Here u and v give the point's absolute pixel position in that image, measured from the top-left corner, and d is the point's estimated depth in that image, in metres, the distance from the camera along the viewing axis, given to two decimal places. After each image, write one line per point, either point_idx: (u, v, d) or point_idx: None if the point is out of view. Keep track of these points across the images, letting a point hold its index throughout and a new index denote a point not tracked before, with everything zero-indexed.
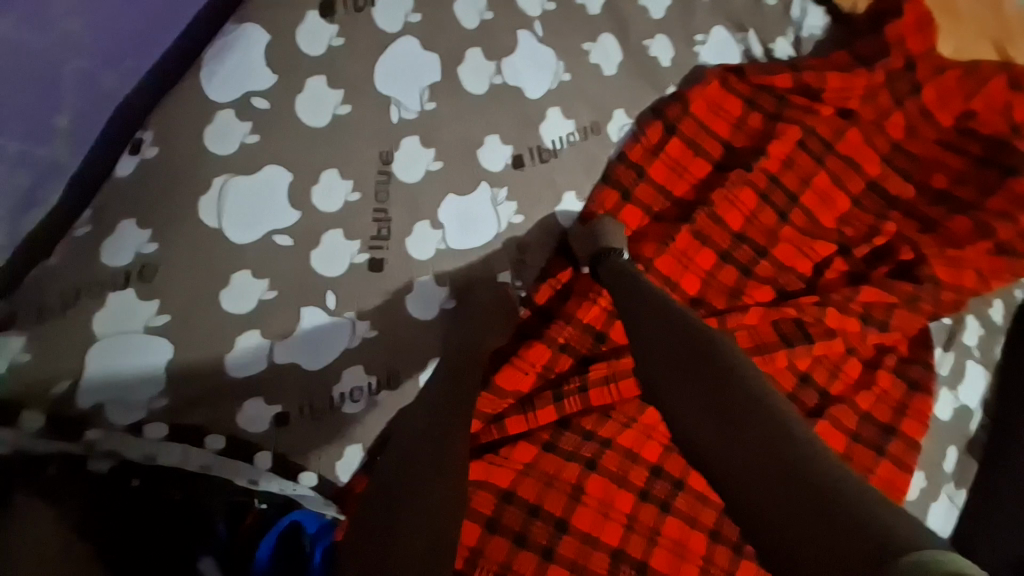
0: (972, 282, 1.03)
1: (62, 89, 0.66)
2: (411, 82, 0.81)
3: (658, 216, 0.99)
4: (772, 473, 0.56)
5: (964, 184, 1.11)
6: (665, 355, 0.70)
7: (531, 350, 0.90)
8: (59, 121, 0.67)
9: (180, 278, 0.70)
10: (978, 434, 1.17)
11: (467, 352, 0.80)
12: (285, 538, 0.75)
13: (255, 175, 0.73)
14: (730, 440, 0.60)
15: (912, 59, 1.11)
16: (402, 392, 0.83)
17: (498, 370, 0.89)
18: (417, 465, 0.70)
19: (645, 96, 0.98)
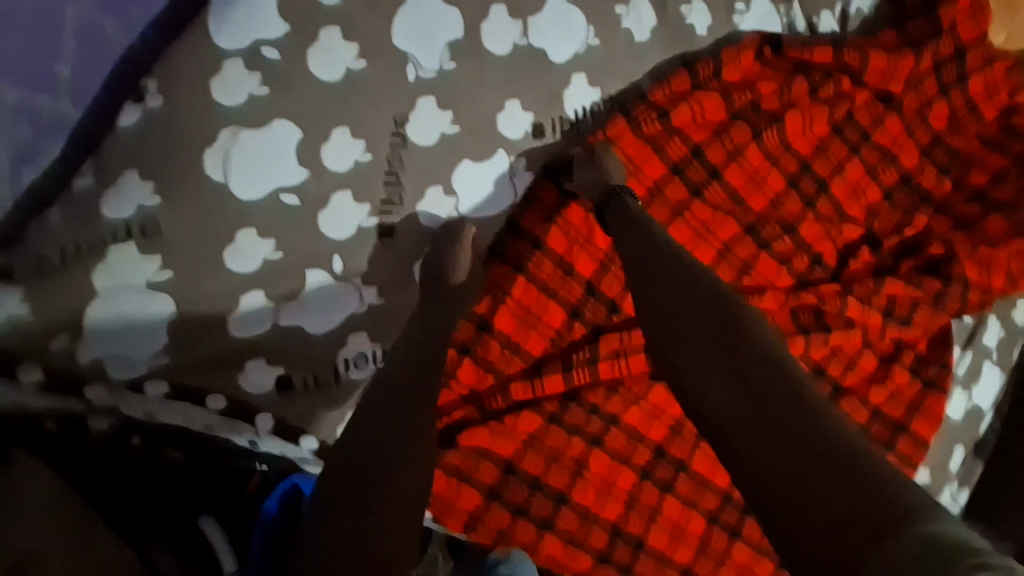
0: (1002, 285, 0.99)
1: (63, 37, 0.61)
2: (430, 39, 0.76)
3: (679, 169, 0.91)
4: (791, 445, 0.52)
5: (1002, 184, 1.05)
6: (678, 322, 0.64)
7: (546, 311, 0.87)
8: (60, 70, 0.62)
9: (182, 235, 0.67)
10: (986, 436, 1.17)
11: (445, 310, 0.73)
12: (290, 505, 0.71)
13: (263, 129, 0.69)
14: (747, 407, 0.56)
15: (964, 46, 1.03)
16: None
17: (499, 318, 0.85)
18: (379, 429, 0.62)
19: (673, 46, 0.90)
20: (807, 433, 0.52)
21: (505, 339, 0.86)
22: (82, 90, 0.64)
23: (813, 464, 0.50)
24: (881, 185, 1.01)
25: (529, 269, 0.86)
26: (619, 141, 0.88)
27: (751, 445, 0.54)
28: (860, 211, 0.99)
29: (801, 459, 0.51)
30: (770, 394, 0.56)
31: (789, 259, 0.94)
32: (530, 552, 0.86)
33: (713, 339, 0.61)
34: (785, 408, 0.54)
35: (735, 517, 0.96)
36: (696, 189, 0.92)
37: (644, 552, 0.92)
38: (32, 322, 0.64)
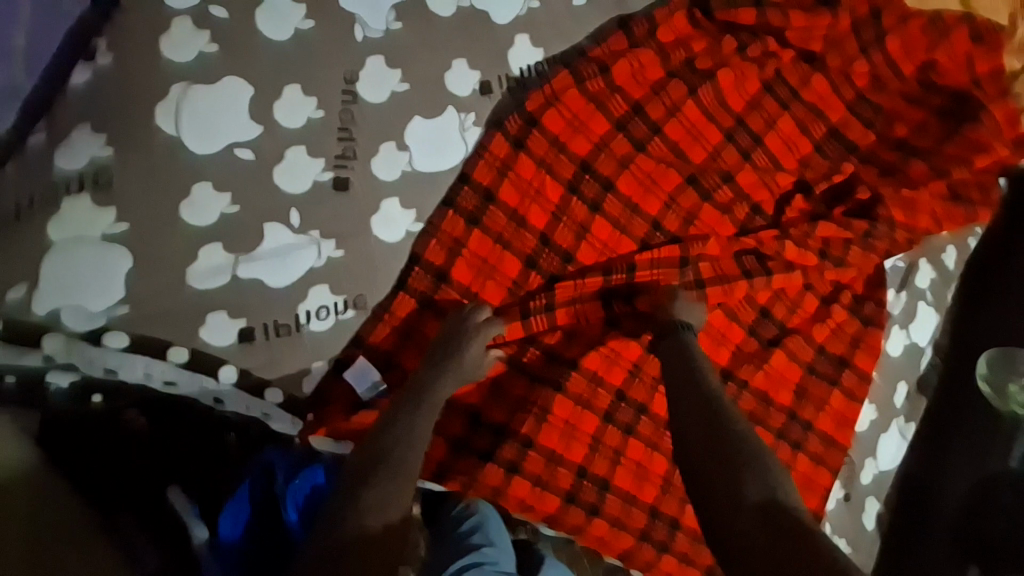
0: (926, 224, 1.08)
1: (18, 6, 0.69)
2: (376, 1, 0.80)
3: (622, 126, 0.96)
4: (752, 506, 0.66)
5: (923, 134, 1.13)
6: (706, 451, 0.73)
7: (504, 262, 0.91)
8: (15, 38, 0.68)
9: (136, 187, 0.69)
10: (928, 373, 1.26)
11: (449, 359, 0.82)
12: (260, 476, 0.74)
13: (214, 85, 0.72)
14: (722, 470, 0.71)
15: (877, 9, 1.12)
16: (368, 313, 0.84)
17: (454, 267, 0.88)
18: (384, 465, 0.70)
19: (609, 9, 0.95)
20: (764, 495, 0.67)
21: (463, 289, 0.89)
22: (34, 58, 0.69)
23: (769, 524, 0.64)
24: (811, 138, 1.08)
25: (490, 226, 0.90)
26: (564, 96, 0.93)
27: (722, 501, 0.68)
28: (793, 163, 1.07)
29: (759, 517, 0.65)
30: (787, 525, 0.64)
31: (731, 209, 1.02)
32: (499, 494, 0.90)
33: (728, 467, 0.70)
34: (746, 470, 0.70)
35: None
36: (640, 144, 0.97)
37: (610, 491, 0.97)
38: None
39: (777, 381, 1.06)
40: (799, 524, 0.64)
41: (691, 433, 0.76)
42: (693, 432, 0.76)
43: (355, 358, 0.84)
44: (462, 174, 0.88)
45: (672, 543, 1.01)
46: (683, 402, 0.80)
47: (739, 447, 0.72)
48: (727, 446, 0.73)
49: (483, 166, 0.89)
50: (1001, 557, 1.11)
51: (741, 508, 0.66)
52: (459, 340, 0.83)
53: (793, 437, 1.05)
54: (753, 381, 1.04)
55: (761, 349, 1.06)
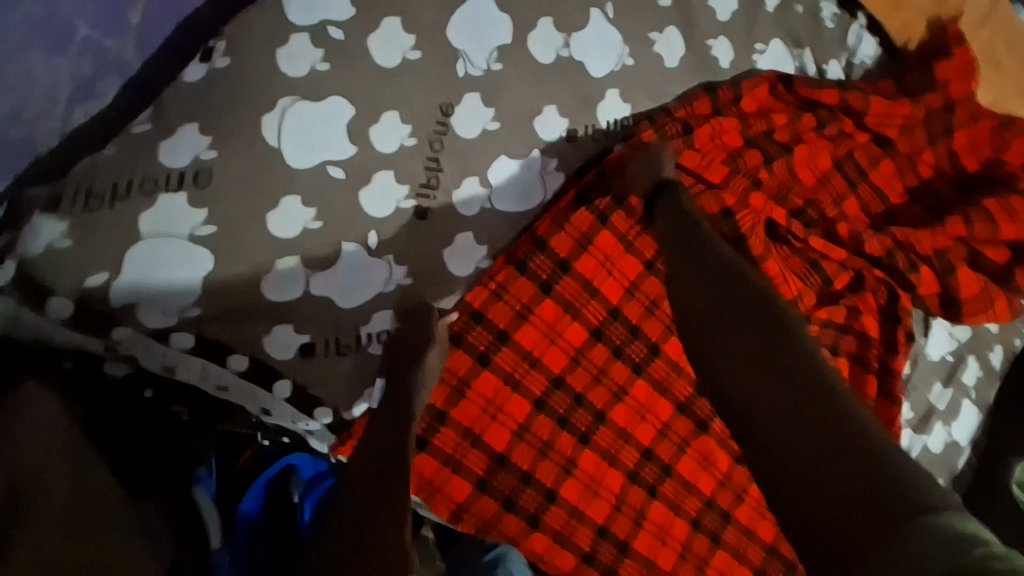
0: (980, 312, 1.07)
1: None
2: (481, 41, 0.81)
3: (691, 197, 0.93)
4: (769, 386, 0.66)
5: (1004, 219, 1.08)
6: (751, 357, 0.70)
7: (543, 307, 0.88)
8: (130, 16, 0.66)
9: (231, 193, 0.70)
10: (965, 472, 1.25)
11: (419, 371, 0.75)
12: (279, 481, 0.86)
13: (321, 102, 0.73)
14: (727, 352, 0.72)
15: (952, 102, 1.12)
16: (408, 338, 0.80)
17: (488, 306, 0.86)
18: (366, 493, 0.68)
19: (698, 73, 0.97)
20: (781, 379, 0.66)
21: (499, 332, 0.86)
22: (148, 37, 0.68)
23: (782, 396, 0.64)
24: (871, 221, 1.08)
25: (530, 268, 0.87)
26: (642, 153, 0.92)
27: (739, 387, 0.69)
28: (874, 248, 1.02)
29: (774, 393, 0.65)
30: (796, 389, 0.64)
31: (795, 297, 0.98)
32: (515, 542, 0.89)
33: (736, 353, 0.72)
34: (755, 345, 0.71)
35: (714, 523, 1.00)
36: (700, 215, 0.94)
37: (627, 555, 0.94)
38: (67, 254, 0.65)
39: None
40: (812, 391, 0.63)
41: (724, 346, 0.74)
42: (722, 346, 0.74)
43: (375, 379, 0.81)
44: (533, 211, 0.89)
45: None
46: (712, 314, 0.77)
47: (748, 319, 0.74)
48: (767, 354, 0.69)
49: (549, 219, 0.90)
50: None
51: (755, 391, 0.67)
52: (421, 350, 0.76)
53: None
54: None
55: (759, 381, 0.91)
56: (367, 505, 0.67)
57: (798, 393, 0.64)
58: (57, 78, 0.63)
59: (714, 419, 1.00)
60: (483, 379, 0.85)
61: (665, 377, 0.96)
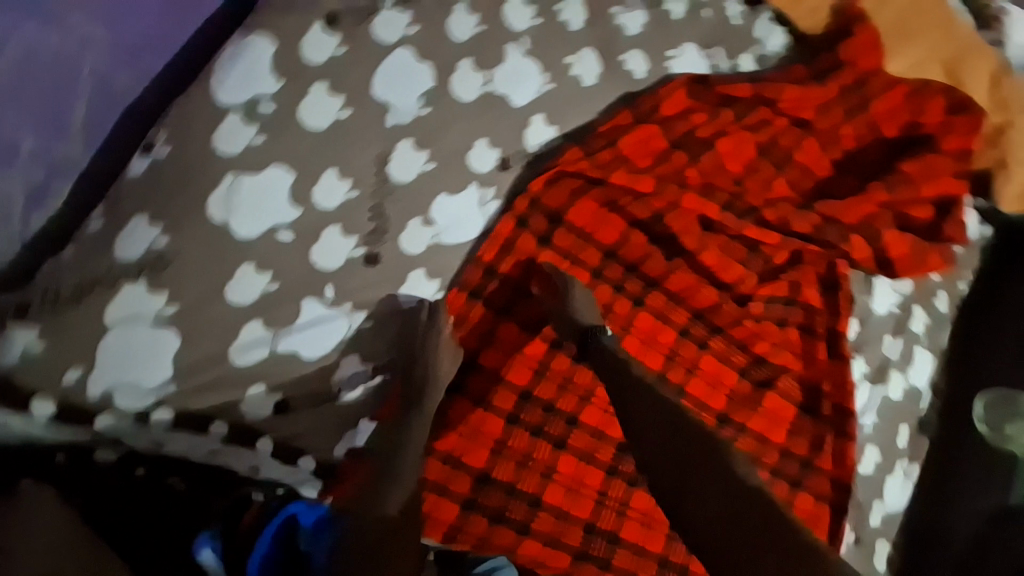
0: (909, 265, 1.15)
1: (78, 89, 0.70)
2: (406, 90, 0.87)
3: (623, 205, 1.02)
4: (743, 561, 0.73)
5: (922, 179, 1.17)
6: (715, 510, 0.75)
7: (505, 331, 0.97)
8: (75, 114, 0.71)
9: (189, 271, 0.75)
10: (929, 413, 1.34)
11: (420, 381, 0.83)
12: (283, 538, 0.74)
13: (261, 173, 0.78)
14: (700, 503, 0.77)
15: (863, 75, 1.19)
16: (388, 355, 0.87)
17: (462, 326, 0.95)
18: (374, 497, 0.73)
19: (618, 86, 1.03)
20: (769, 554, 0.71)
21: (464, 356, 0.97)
22: (95, 132, 0.73)
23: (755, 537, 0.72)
24: (801, 199, 1.16)
25: (485, 296, 0.96)
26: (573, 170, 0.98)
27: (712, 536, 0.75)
28: (805, 227, 1.11)
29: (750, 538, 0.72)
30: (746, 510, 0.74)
31: (736, 281, 1.09)
32: (511, 551, 0.93)
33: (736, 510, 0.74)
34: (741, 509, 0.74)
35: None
36: (635, 222, 1.04)
37: (619, 546, 0.99)
38: (50, 355, 0.71)
39: (709, 385, 1.06)
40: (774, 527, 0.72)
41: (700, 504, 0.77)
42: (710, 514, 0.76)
43: (359, 421, 0.85)
44: (475, 237, 0.95)
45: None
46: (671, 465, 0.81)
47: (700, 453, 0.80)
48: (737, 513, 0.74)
49: (490, 245, 0.96)
50: None
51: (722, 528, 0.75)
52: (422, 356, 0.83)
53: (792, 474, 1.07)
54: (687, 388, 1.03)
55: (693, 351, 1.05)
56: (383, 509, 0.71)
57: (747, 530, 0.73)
58: (10, 192, 0.69)
59: None
60: (458, 408, 0.94)
61: None
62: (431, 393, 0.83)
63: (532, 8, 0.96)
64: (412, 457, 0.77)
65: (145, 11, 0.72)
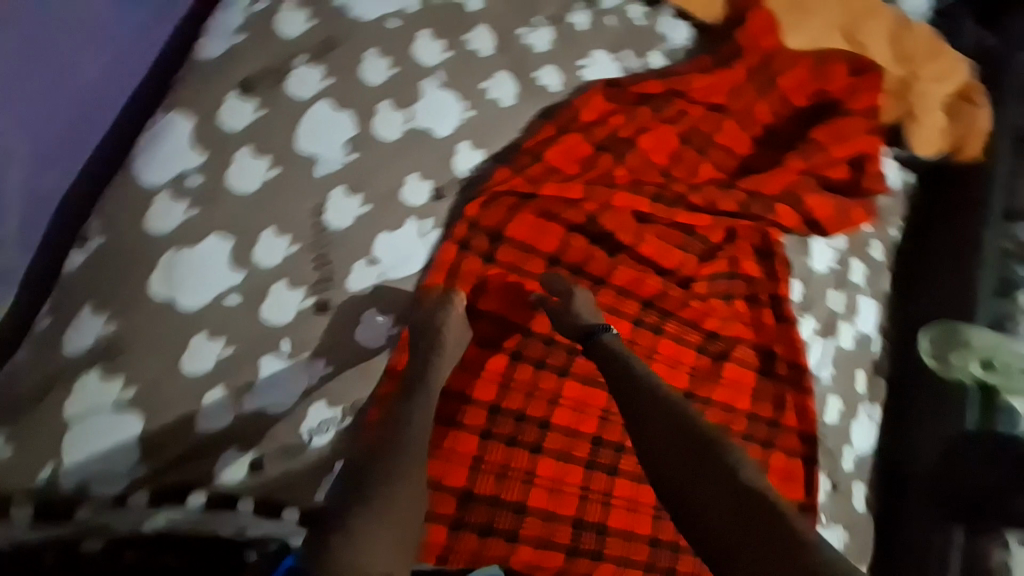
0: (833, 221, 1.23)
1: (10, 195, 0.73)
2: (330, 140, 0.90)
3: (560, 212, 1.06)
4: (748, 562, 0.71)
5: (833, 143, 1.25)
6: (720, 512, 0.75)
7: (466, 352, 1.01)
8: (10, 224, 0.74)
9: (143, 351, 0.77)
10: (880, 356, 1.42)
11: (423, 360, 0.88)
12: None
13: (198, 244, 0.80)
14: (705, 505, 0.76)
15: (766, 54, 1.26)
16: (365, 376, 0.90)
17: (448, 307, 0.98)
18: (389, 451, 0.76)
19: (535, 102, 1.07)
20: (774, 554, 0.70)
21: None
22: (29, 236, 0.76)
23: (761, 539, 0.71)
24: (728, 178, 1.22)
25: None
26: (504, 189, 1.02)
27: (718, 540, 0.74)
28: (731, 204, 1.17)
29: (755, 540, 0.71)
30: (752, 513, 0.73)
31: (678, 266, 1.15)
32: (505, 560, 0.97)
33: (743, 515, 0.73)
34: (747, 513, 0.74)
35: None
36: (574, 227, 1.09)
37: (608, 534, 1.04)
38: (17, 460, 0.72)
39: (670, 367, 1.12)
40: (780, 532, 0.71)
41: (713, 508, 0.75)
42: (722, 518, 0.74)
43: (333, 465, 0.87)
44: (417, 264, 0.97)
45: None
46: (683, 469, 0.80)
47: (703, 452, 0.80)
48: (748, 517, 0.73)
49: (435, 272, 0.97)
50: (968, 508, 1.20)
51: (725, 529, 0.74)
52: (433, 327, 0.90)
53: (761, 435, 1.18)
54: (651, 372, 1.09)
55: (650, 338, 1.10)
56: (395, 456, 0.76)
57: (753, 534, 0.72)
58: None
59: None
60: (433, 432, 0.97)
61: (590, 371, 1.08)
62: (439, 360, 0.88)
63: (441, 42, 1.00)
64: (419, 437, 0.79)
65: (60, 113, 0.77)
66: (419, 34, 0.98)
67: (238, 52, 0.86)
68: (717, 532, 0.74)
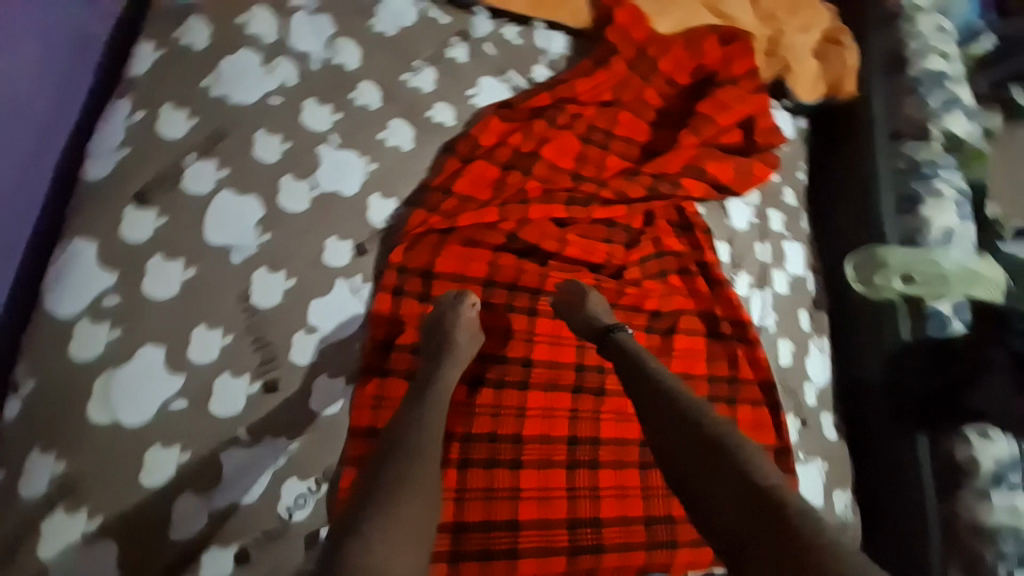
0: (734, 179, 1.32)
1: None
2: (239, 227, 0.92)
3: (483, 237, 1.11)
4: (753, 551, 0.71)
5: (721, 111, 1.33)
6: (726, 501, 0.75)
7: None
8: None
9: (100, 479, 0.78)
10: (819, 294, 1.49)
11: (431, 370, 0.91)
12: None
13: (130, 361, 0.82)
14: (712, 495, 0.77)
15: (640, 44, 1.34)
16: (335, 428, 0.91)
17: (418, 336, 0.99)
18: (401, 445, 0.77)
19: (432, 140, 1.12)
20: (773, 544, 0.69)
21: None
22: None
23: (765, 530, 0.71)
24: (635, 166, 1.28)
25: (393, 370, 0.97)
26: (424, 230, 1.05)
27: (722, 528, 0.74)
28: (639, 190, 1.24)
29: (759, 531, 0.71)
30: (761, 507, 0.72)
31: (607, 259, 1.20)
32: None
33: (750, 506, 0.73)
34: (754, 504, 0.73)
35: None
36: (500, 246, 1.13)
37: (604, 526, 1.07)
38: None
39: None
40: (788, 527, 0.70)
41: (724, 502, 0.75)
42: (732, 510, 0.74)
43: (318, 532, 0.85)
44: (358, 319, 0.98)
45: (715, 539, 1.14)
46: (697, 463, 0.80)
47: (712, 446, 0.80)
48: (759, 511, 0.72)
49: (377, 322, 0.98)
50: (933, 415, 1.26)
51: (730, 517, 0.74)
52: (443, 333, 0.94)
53: (722, 394, 1.24)
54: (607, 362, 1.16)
55: None
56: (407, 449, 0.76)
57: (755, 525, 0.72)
58: None
59: (606, 382, 1.16)
60: None
61: (550, 377, 1.12)
62: (448, 362, 0.92)
63: (328, 106, 1.03)
64: (430, 440, 0.78)
65: None
66: (305, 104, 1.01)
67: (127, 168, 0.89)
68: (726, 524, 0.74)
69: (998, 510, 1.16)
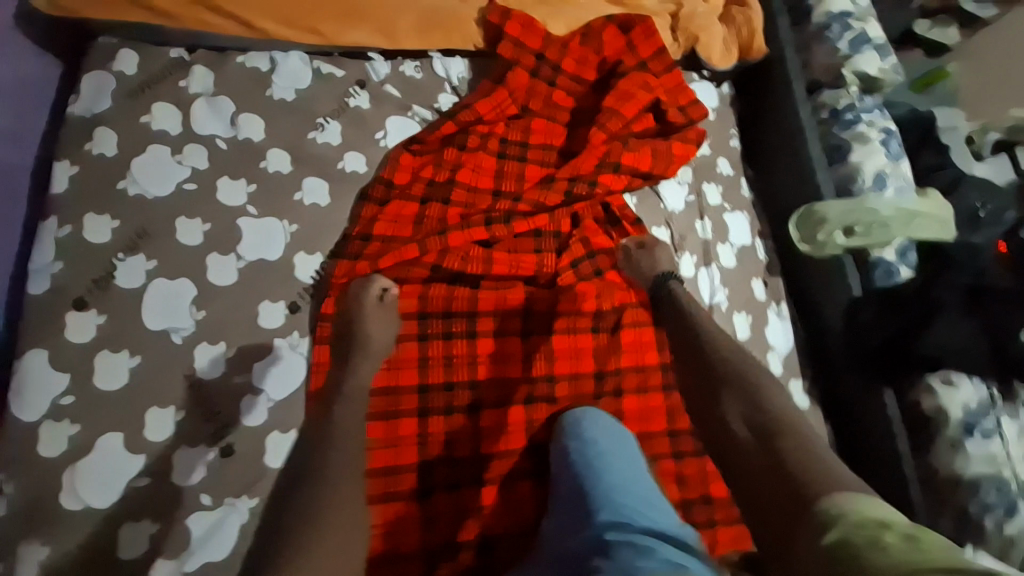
0: (649, 163, 1.33)
1: None
2: (174, 310, 1.00)
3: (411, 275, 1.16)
4: (748, 463, 0.86)
5: (627, 100, 1.35)
6: (738, 426, 0.91)
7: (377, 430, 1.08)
8: None
9: (81, 559, 0.87)
10: (770, 257, 1.49)
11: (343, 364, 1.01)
12: None
13: (92, 450, 0.91)
14: (727, 421, 0.92)
15: (539, 51, 1.35)
16: None
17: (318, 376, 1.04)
18: (311, 470, 0.90)
19: (348, 191, 1.18)
20: (765, 458, 0.84)
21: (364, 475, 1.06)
22: None
23: (763, 448, 0.86)
24: (553, 171, 1.31)
25: None
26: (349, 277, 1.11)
27: (731, 447, 0.89)
28: (557, 197, 1.27)
29: (758, 448, 0.86)
30: (769, 429, 0.88)
31: (538, 268, 1.23)
32: None
33: (760, 427, 0.88)
34: (763, 427, 0.88)
35: None
36: (427, 279, 1.17)
37: None
38: None
39: (573, 355, 1.18)
40: (783, 445, 0.84)
41: (735, 426, 0.91)
42: (741, 432, 0.90)
43: None
44: (300, 374, 1.03)
45: (709, 521, 1.12)
46: (718, 396, 0.96)
47: (734, 382, 0.96)
48: (765, 435, 0.87)
49: (317, 375, 1.04)
50: (878, 361, 1.24)
51: (734, 438, 0.90)
52: (361, 323, 1.04)
53: None
54: (556, 369, 1.16)
55: (541, 338, 1.18)
56: (322, 468, 0.89)
57: (758, 445, 0.86)
58: None
59: (557, 389, 1.16)
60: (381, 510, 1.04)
61: (500, 394, 1.14)
62: (359, 354, 1.02)
63: (241, 180, 1.11)
64: (343, 457, 0.90)
65: None
66: (218, 182, 1.09)
67: (65, 279, 0.98)
68: (732, 441, 0.90)
69: (972, 453, 1.14)
